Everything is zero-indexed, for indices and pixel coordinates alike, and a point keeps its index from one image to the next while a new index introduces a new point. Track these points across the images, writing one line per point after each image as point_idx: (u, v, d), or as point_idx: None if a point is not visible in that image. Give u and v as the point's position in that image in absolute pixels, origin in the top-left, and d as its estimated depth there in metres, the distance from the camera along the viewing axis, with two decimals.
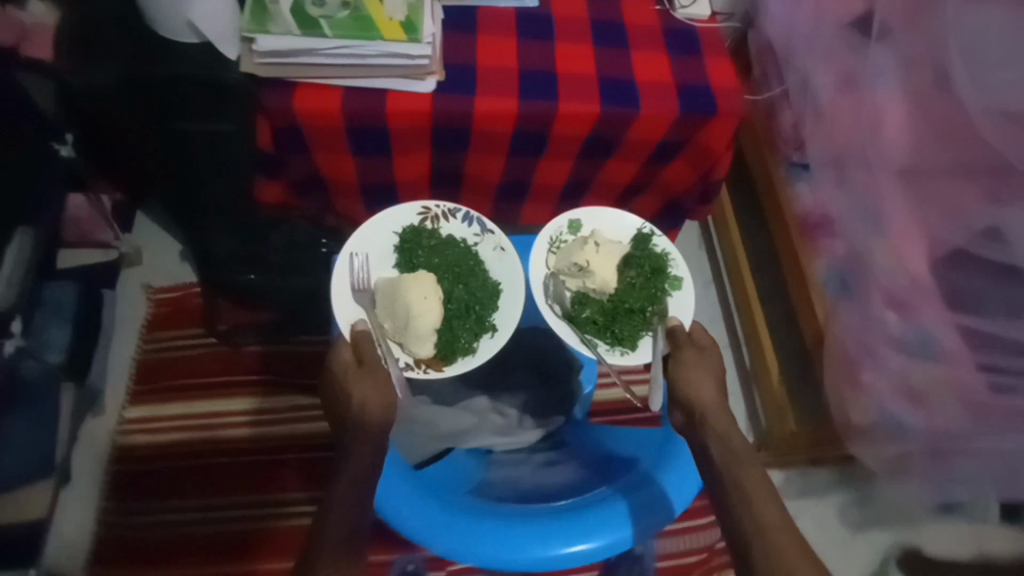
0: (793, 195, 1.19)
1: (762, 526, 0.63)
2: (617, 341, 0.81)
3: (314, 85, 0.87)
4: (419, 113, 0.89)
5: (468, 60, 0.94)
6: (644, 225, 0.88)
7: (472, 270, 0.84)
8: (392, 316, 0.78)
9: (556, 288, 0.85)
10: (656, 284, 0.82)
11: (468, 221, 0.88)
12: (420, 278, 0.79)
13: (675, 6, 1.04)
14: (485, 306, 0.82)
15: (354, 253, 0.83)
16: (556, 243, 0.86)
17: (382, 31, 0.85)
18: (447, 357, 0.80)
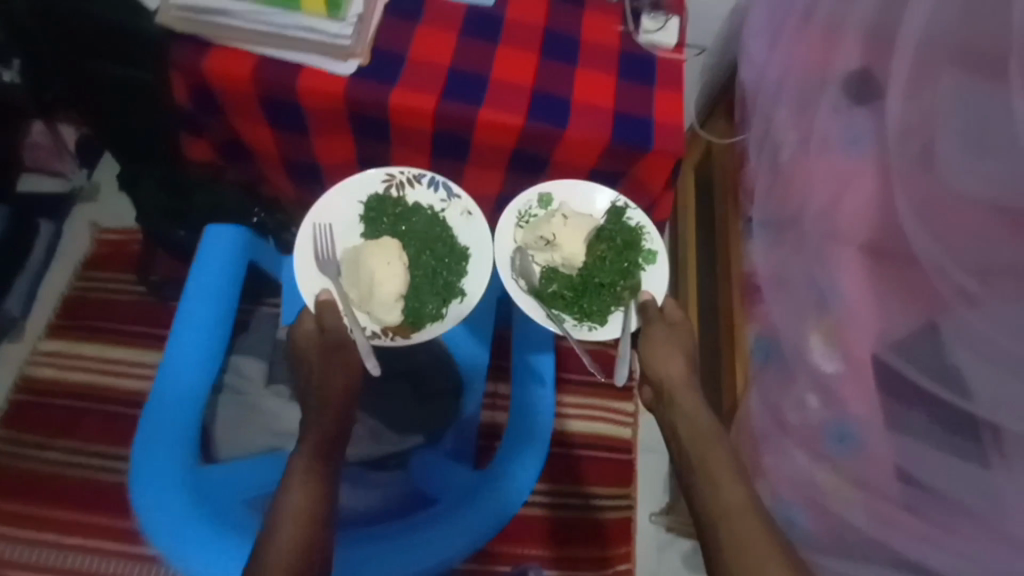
0: (746, 252, 1.10)
1: (721, 509, 0.66)
2: (585, 317, 0.83)
3: (229, 49, 0.84)
4: (332, 94, 0.85)
5: (401, 48, 0.89)
6: (616, 199, 0.90)
7: (440, 238, 0.87)
8: (354, 283, 0.82)
9: (524, 262, 0.86)
10: (625, 258, 0.84)
11: (433, 186, 0.89)
12: (384, 244, 0.83)
13: (638, 29, 0.97)
14: (454, 274, 0.87)
15: (318, 224, 0.85)
16: (524, 217, 0.88)
17: (303, 4, 0.83)
18: (415, 322, 0.83)
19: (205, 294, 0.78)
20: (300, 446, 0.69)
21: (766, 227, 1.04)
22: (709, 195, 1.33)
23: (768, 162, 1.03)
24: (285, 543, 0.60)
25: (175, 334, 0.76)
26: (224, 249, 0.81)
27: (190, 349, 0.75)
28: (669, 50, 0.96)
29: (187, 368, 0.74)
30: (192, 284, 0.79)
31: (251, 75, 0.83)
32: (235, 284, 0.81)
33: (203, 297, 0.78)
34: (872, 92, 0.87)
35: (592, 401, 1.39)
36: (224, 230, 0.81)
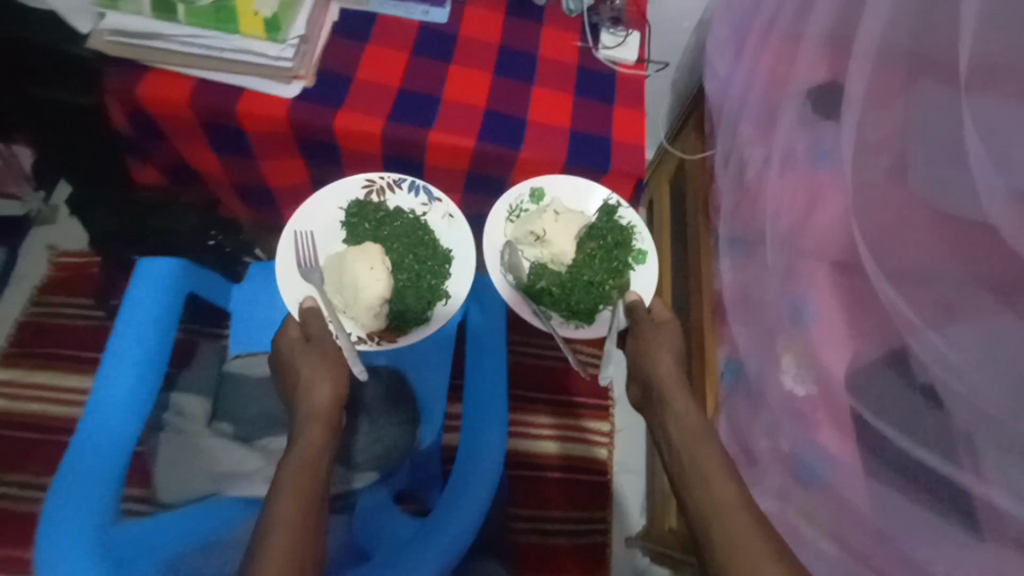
0: (716, 270, 1.07)
1: (719, 508, 0.63)
2: (571, 314, 0.85)
3: (165, 72, 0.80)
4: (274, 118, 0.81)
5: (347, 68, 0.86)
6: (610, 196, 0.87)
7: (421, 242, 0.86)
8: (338, 290, 0.84)
9: (513, 257, 0.87)
10: (614, 259, 0.84)
11: (412, 191, 0.88)
12: (365, 250, 0.82)
13: (597, 44, 0.94)
14: (435, 278, 0.85)
15: (303, 233, 0.86)
16: (516, 213, 0.87)
17: (241, 25, 0.79)
18: (398, 326, 0.85)
19: (138, 330, 0.76)
20: (294, 454, 0.69)
21: (736, 244, 1.00)
22: (681, 209, 1.29)
23: (735, 179, 1.00)
24: (278, 544, 0.59)
25: (105, 374, 0.73)
26: (159, 282, 0.79)
27: (121, 389, 0.73)
28: (629, 67, 0.94)
29: (113, 411, 0.71)
30: (123, 321, 0.77)
31: (186, 100, 0.80)
32: (171, 318, 0.79)
33: (137, 333, 0.76)
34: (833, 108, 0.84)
35: (566, 421, 1.35)
36: (159, 264, 0.80)
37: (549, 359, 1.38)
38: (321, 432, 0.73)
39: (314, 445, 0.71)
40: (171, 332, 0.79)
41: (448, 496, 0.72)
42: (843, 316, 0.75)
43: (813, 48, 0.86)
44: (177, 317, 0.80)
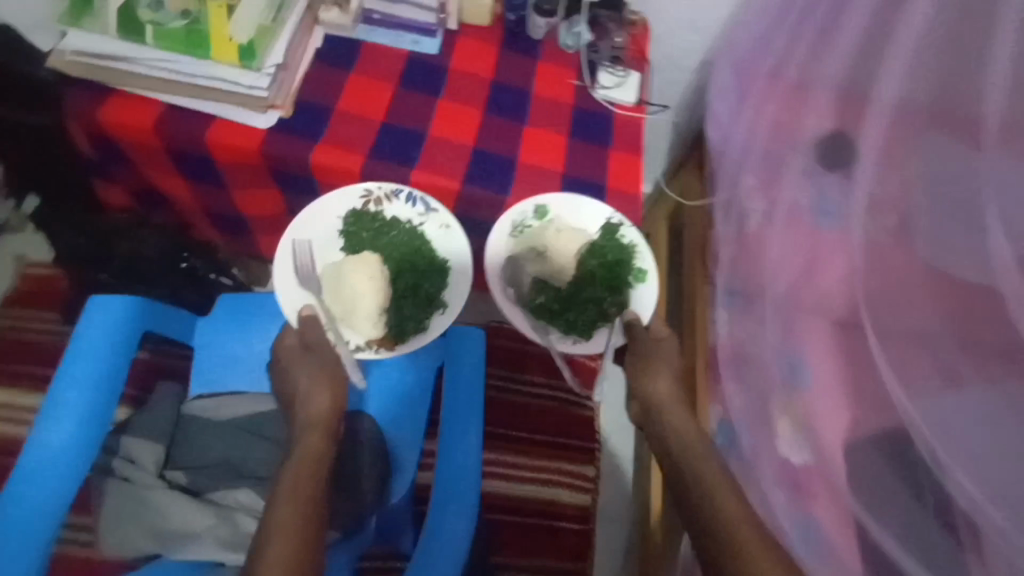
0: (712, 321, 1.02)
1: (738, 547, 0.58)
2: (569, 330, 0.79)
3: (131, 95, 0.76)
4: (245, 150, 0.76)
5: (328, 98, 0.81)
6: (613, 214, 0.81)
7: (421, 251, 0.79)
8: (336, 299, 0.78)
9: (514, 271, 0.80)
10: (615, 277, 0.79)
11: (411, 201, 0.80)
12: (364, 258, 0.77)
13: (595, 83, 0.90)
14: (436, 285, 0.79)
15: (301, 240, 0.78)
16: (519, 232, 0.80)
17: (213, 50, 0.73)
18: (397, 335, 0.78)
19: (79, 380, 0.71)
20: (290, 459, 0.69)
21: (734, 297, 0.95)
22: (677, 250, 1.25)
23: (734, 230, 0.95)
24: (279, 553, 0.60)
25: (39, 427, 0.69)
26: (106, 326, 0.74)
27: (54, 445, 0.69)
28: (628, 108, 0.89)
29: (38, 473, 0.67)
30: (66, 366, 0.72)
31: (152, 126, 0.75)
32: (117, 366, 0.74)
33: (78, 382, 0.71)
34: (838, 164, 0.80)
35: (549, 463, 1.28)
36: (108, 305, 0.75)
37: (534, 397, 1.33)
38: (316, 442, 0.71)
39: (311, 454, 0.70)
40: (116, 381, 0.74)
41: (425, 538, 0.70)
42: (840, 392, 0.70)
43: (818, 101, 0.82)
44: (126, 361, 0.75)
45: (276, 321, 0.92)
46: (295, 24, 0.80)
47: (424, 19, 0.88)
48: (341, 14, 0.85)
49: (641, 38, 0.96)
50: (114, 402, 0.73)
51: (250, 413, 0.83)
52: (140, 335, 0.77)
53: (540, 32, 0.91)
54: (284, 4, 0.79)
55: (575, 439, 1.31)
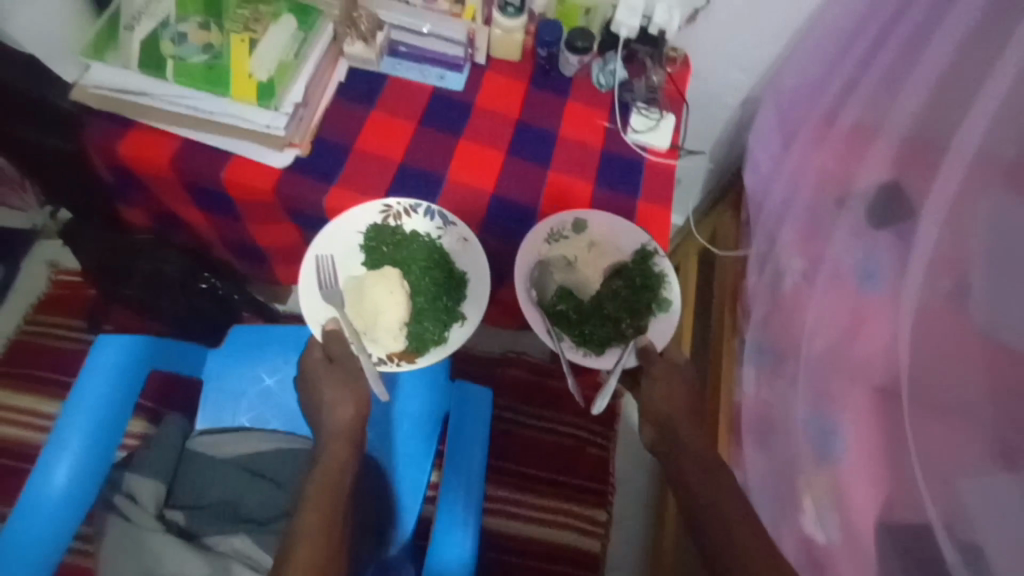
0: (737, 377, 0.96)
1: None
2: (582, 343, 0.75)
3: (150, 129, 0.75)
4: (260, 190, 0.75)
5: (347, 136, 0.79)
6: (650, 241, 0.77)
7: (441, 265, 0.75)
8: (358, 313, 0.73)
9: (541, 276, 0.77)
10: (640, 299, 0.75)
11: (429, 215, 0.76)
12: (384, 274, 0.74)
13: (626, 126, 0.85)
14: (454, 299, 0.75)
15: (323, 256, 0.75)
16: (553, 239, 0.76)
17: (232, 88, 0.72)
18: (416, 347, 0.74)
19: (84, 423, 0.71)
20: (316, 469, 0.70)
21: (764, 357, 0.88)
22: (704, 292, 1.18)
23: (769, 285, 0.89)
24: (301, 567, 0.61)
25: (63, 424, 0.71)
26: (113, 367, 0.73)
27: (66, 459, 0.69)
28: (660, 153, 0.84)
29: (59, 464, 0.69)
30: (71, 407, 0.71)
31: (169, 163, 0.74)
32: (121, 408, 0.73)
33: (83, 425, 0.71)
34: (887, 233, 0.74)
35: (561, 504, 1.24)
36: (116, 344, 0.74)
37: (548, 432, 1.29)
38: (342, 449, 0.72)
39: (335, 467, 0.70)
40: (121, 424, 0.73)
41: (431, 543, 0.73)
42: (878, 482, 0.64)
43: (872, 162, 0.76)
44: (137, 390, 0.75)
45: (291, 356, 0.91)
46: (317, 59, 0.78)
47: (453, 53, 0.84)
48: (365, 48, 0.82)
49: (683, 74, 0.91)
50: (117, 446, 0.73)
51: (250, 453, 0.82)
52: (145, 374, 0.76)
53: (571, 69, 0.86)
54: (307, 40, 0.76)
55: (588, 481, 1.26)
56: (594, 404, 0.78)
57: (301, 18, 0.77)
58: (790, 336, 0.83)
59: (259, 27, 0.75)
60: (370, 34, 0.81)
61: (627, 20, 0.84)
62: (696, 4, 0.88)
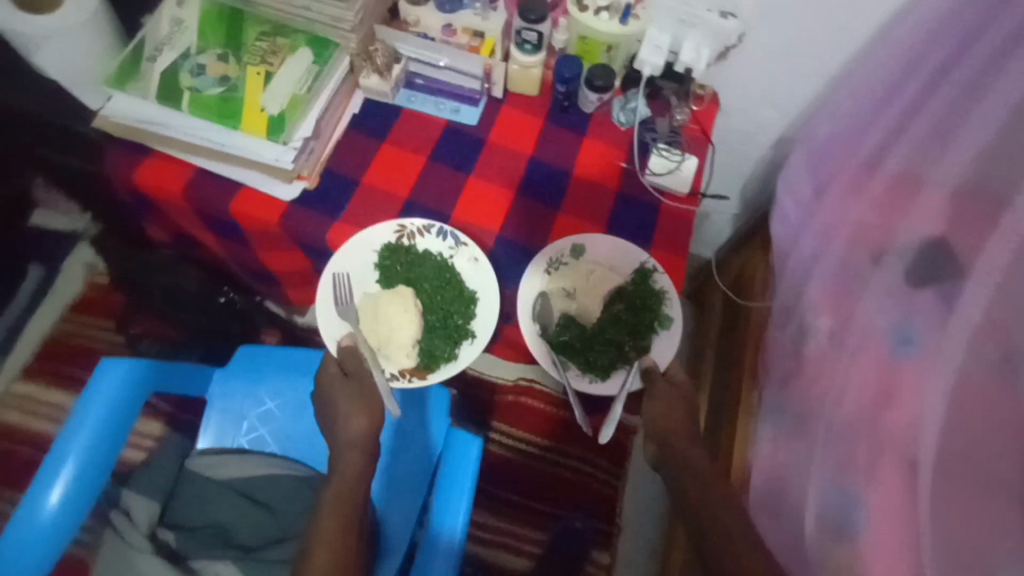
0: (754, 434, 0.90)
1: None
2: (587, 369, 0.74)
3: (164, 157, 0.76)
4: (264, 221, 0.75)
5: (355, 171, 0.78)
6: (649, 259, 0.76)
7: (451, 283, 0.75)
8: (373, 330, 0.74)
9: (544, 305, 0.76)
10: (641, 321, 0.73)
11: (441, 235, 0.76)
12: (400, 293, 0.74)
13: (644, 167, 0.81)
14: (465, 317, 0.74)
15: (339, 275, 0.75)
16: (553, 268, 0.75)
17: (243, 120, 0.72)
18: (427, 364, 0.74)
19: (82, 448, 0.71)
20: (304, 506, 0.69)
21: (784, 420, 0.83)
22: (727, 337, 1.13)
23: (793, 343, 0.83)
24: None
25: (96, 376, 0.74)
26: (114, 392, 0.74)
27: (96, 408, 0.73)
28: (680, 199, 0.80)
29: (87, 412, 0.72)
30: (84, 403, 0.73)
31: (179, 191, 0.75)
32: (121, 432, 0.74)
33: (80, 451, 0.71)
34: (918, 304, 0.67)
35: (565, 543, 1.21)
36: (116, 369, 0.74)
37: (555, 466, 1.25)
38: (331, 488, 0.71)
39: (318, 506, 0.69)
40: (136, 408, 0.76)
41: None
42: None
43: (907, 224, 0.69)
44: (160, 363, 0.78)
45: (298, 380, 0.91)
46: (331, 92, 0.77)
47: (469, 87, 0.83)
48: (381, 80, 0.81)
49: (709, 111, 0.86)
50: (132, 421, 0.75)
51: (247, 476, 0.82)
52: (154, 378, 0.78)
53: (592, 106, 0.83)
54: (321, 72, 0.76)
55: (594, 521, 1.23)
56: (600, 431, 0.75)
57: (317, 50, 0.77)
58: (811, 403, 0.77)
59: (276, 59, 0.76)
60: (386, 68, 0.80)
61: (651, 58, 0.80)
62: (727, 40, 0.79)
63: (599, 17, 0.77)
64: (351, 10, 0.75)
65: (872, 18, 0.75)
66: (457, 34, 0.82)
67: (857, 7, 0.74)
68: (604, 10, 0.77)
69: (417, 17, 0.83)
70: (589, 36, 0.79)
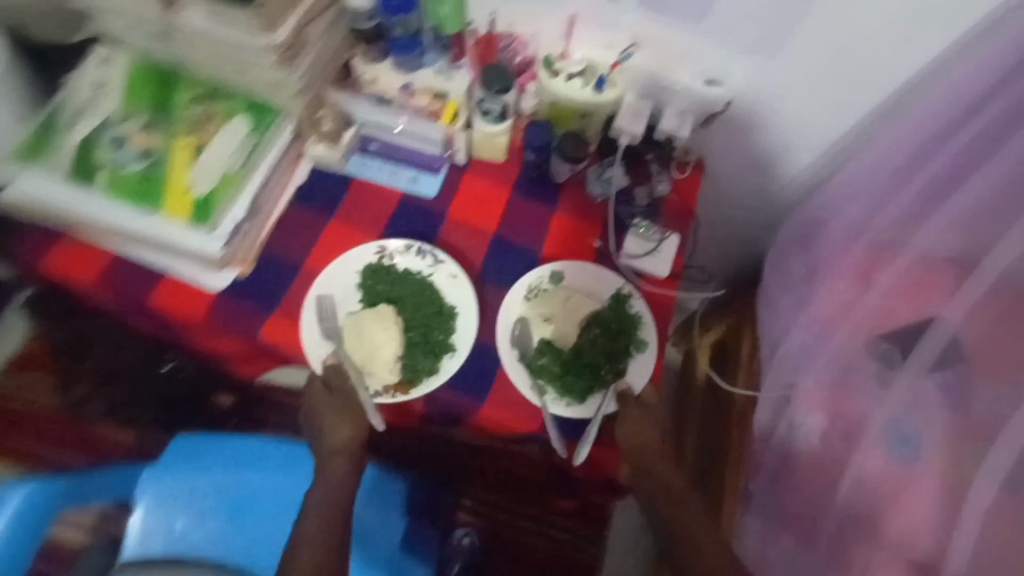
0: (740, 531, 0.81)
1: None
2: (563, 393, 0.66)
3: (81, 243, 0.69)
4: (190, 314, 0.68)
5: (297, 255, 0.71)
6: (624, 284, 0.71)
7: (431, 300, 0.68)
8: (358, 345, 0.65)
9: (522, 329, 0.68)
10: (617, 344, 0.67)
11: (422, 254, 0.71)
12: (380, 312, 0.66)
13: (620, 248, 0.73)
14: (446, 332, 0.68)
15: (322, 296, 0.68)
16: (533, 295, 0.69)
17: (165, 204, 0.64)
18: (410, 378, 0.66)
19: None
20: None
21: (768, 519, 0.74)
22: (710, 409, 1.06)
23: (780, 437, 0.77)
24: None
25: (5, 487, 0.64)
26: (12, 522, 0.64)
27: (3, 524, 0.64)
28: (659, 282, 0.72)
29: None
30: None
31: (99, 283, 0.68)
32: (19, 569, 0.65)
33: None
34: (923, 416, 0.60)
35: None
36: (10, 501, 0.64)
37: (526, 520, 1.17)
38: None
39: None
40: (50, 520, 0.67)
41: None
42: None
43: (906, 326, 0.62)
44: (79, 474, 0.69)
45: (250, 469, 0.83)
46: (271, 166, 0.70)
47: (429, 152, 0.75)
48: (329, 149, 0.74)
49: (692, 181, 0.78)
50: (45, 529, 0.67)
51: None
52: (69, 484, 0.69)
53: (564, 176, 0.75)
54: (259, 146, 0.68)
55: None
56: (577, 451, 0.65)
57: (256, 119, 0.69)
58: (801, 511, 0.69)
59: (208, 130, 0.68)
60: (334, 135, 0.73)
61: (630, 126, 0.71)
62: (714, 108, 0.72)
63: (572, 84, 0.69)
64: (294, 77, 0.66)
65: (875, 96, 0.67)
66: (417, 95, 0.72)
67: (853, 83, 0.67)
68: (576, 75, 0.69)
69: (373, 75, 0.73)
70: (560, 102, 0.71)
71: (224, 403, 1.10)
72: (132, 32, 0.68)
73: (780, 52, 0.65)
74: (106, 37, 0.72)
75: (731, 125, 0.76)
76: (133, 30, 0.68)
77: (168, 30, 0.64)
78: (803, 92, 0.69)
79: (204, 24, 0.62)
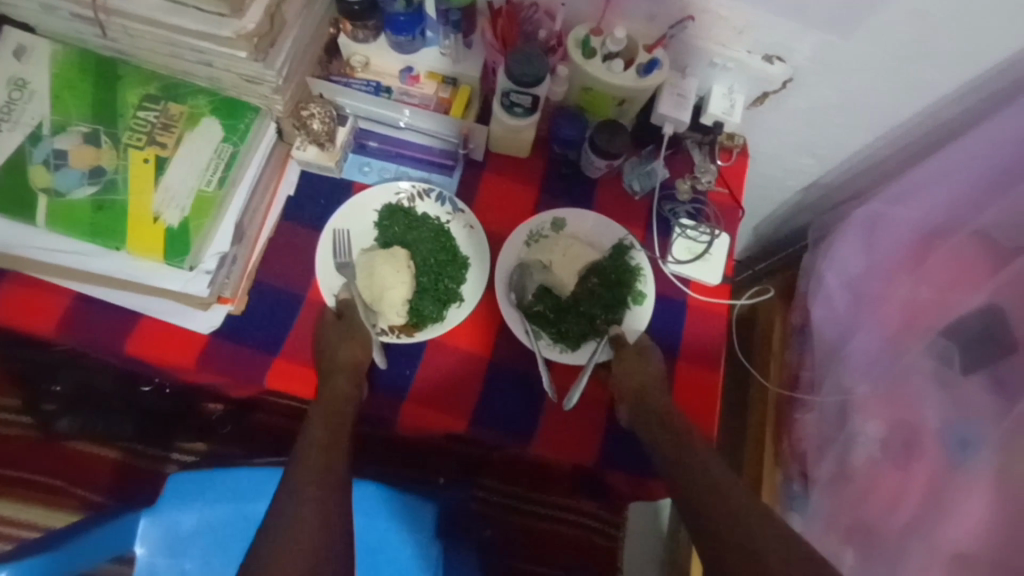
0: None
1: None
2: (558, 339, 0.60)
3: (29, 284, 0.56)
4: (177, 362, 0.57)
5: (298, 284, 0.60)
6: (626, 234, 0.64)
7: (448, 249, 0.60)
8: (368, 285, 0.58)
9: (523, 276, 0.61)
10: (617, 296, 0.60)
11: (440, 201, 0.63)
12: (395, 253, 0.58)
13: (664, 252, 0.65)
14: (456, 280, 0.60)
15: (339, 229, 0.60)
16: (533, 241, 0.62)
17: (126, 236, 0.52)
18: (416, 322, 0.59)
19: None
20: None
21: (802, 529, 0.71)
22: (735, 399, 1.01)
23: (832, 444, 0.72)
24: None
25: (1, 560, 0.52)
26: None
27: None
28: (706, 290, 0.65)
29: None
30: None
31: (57, 332, 0.56)
32: None
33: None
34: (980, 418, 0.58)
35: None
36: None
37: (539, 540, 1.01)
38: None
39: None
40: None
41: None
42: None
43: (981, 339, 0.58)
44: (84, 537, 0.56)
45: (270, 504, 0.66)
46: (252, 180, 0.58)
47: (441, 149, 0.65)
48: (321, 152, 0.61)
49: (739, 167, 0.69)
50: None
51: None
52: (73, 547, 0.56)
53: (598, 172, 0.65)
54: (236, 155, 0.55)
55: None
56: (567, 397, 0.59)
57: (227, 121, 0.56)
58: (846, 525, 0.65)
59: (169, 138, 0.55)
60: (326, 137, 0.60)
61: (673, 113, 0.62)
62: (767, 87, 0.63)
63: (611, 66, 0.58)
64: (272, 71, 0.53)
65: (960, 81, 0.58)
66: (420, 82, 0.62)
67: (941, 67, 0.57)
68: (616, 57, 0.58)
69: (364, 58, 0.62)
70: (594, 88, 0.60)
71: (214, 409, 0.88)
72: (55, 12, 0.52)
73: (861, 32, 0.55)
74: (18, 21, 0.56)
75: (786, 106, 0.66)
76: (54, 13, 0.53)
77: (102, 16, 0.50)
78: (877, 72, 0.59)
79: (150, 6, 0.48)
